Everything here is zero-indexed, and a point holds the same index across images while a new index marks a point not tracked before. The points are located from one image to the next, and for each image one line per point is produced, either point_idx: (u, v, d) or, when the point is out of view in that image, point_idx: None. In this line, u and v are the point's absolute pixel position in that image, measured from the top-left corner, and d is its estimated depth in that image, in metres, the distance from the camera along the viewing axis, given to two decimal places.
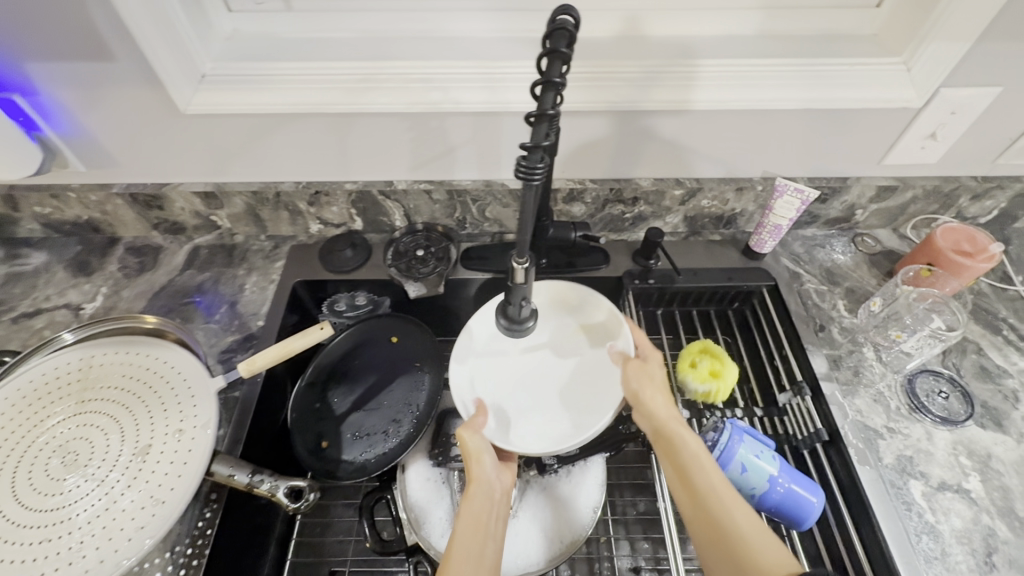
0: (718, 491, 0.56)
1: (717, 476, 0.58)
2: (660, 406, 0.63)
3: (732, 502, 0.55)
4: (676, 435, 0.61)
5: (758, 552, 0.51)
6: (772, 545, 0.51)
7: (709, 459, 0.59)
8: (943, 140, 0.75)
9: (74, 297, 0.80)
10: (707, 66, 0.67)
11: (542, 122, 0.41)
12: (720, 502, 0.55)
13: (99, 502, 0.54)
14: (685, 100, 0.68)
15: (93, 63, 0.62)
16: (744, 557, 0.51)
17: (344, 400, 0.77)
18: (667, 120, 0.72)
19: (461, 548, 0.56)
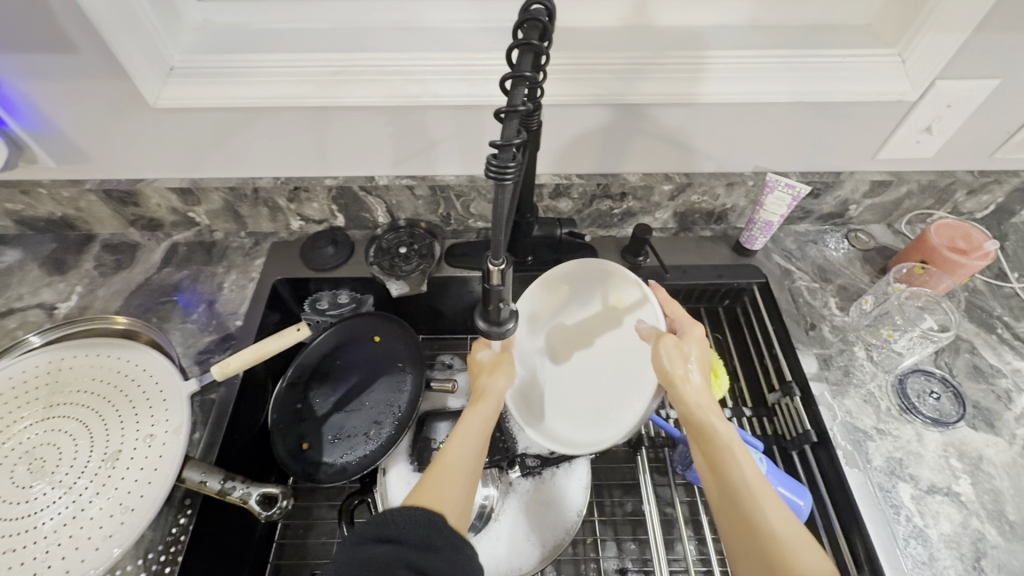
0: (753, 484, 0.52)
1: (753, 469, 0.53)
2: (690, 390, 0.59)
3: (766, 497, 0.51)
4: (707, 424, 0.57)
5: (795, 556, 0.46)
6: (811, 550, 0.46)
7: (744, 452, 0.55)
8: (938, 134, 0.73)
9: (48, 296, 0.78)
10: (719, 57, 0.64)
11: (513, 119, 0.38)
12: (753, 496, 0.51)
13: (67, 510, 0.53)
14: (695, 93, 0.65)
15: (56, 55, 0.60)
16: (780, 559, 0.46)
17: (326, 401, 0.76)
18: (668, 111, 0.69)
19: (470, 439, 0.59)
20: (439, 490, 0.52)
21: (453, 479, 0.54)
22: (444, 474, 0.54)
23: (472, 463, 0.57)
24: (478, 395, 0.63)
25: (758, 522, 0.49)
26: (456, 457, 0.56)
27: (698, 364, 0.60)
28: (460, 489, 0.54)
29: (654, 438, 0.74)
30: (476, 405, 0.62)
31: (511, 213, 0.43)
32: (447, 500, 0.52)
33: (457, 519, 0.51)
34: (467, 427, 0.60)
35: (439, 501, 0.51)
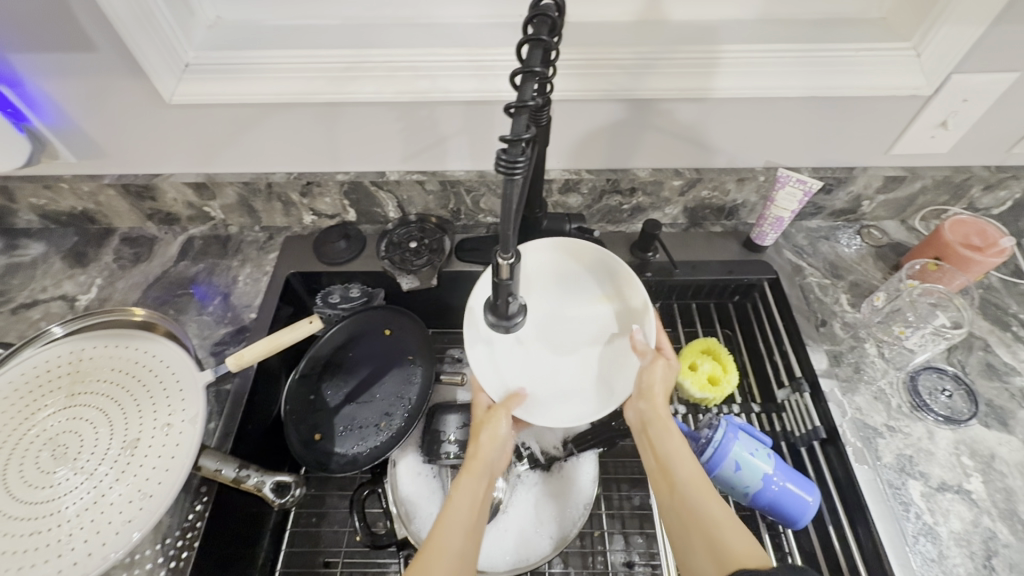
0: (694, 482, 0.57)
1: (698, 470, 0.58)
2: (659, 403, 0.63)
3: (705, 493, 0.55)
4: (663, 429, 0.62)
5: (725, 542, 0.51)
6: (742, 537, 0.51)
7: (690, 453, 0.60)
8: (954, 129, 0.72)
9: (70, 288, 0.80)
10: (737, 51, 0.64)
11: (522, 114, 0.39)
12: (694, 492, 0.56)
13: (88, 496, 0.55)
14: (707, 88, 0.65)
15: (77, 54, 0.61)
16: (713, 546, 0.51)
17: (338, 393, 0.77)
18: (680, 106, 0.69)
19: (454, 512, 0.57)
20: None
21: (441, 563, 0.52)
22: (431, 554, 0.53)
23: (461, 538, 0.55)
24: (467, 467, 0.62)
25: (696, 518, 0.54)
26: (445, 533, 0.55)
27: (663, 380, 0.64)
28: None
29: None
30: (465, 477, 0.61)
31: (520, 208, 0.44)
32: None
33: None
34: (455, 501, 0.59)
35: None
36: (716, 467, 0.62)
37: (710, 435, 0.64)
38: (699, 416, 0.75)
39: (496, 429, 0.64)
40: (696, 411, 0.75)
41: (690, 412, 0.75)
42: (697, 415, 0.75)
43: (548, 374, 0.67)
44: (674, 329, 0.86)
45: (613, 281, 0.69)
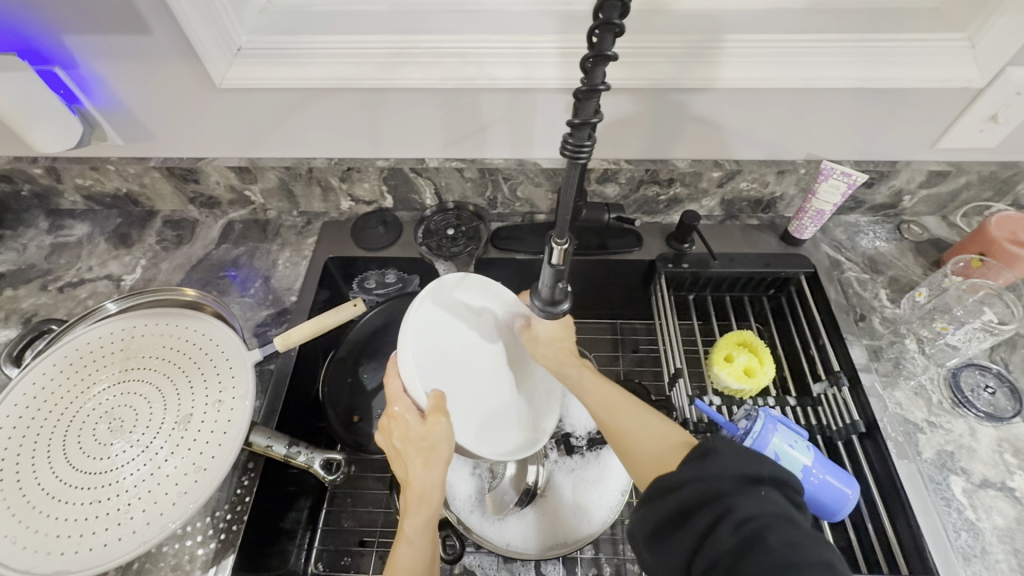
0: (604, 405, 0.60)
1: (605, 388, 0.62)
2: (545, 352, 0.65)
3: (617, 409, 0.59)
4: (563, 373, 0.63)
5: (639, 449, 0.54)
6: (652, 438, 0.54)
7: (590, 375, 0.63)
8: (1004, 123, 0.71)
9: (115, 269, 0.82)
10: (731, 40, 0.63)
11: (592, 99, 0.39)
12: (606, 412, 0.59)
13: (145, 467, 0.56)
14: (708, 78, 0.65)
15: (132, 37, 0.62)
16: (632, 456, 0.55)
17: (375, 376, 0.79)
18: (689, 99, 0.69)
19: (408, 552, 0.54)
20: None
21: None
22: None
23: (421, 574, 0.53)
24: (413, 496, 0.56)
25: (616, 432, 0.57)
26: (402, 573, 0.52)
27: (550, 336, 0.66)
28: None
29: (698, 424, 0.70)
30: (411, 506, 0.56)
31: (571, 203, 0.43)
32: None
33: None
34: (408, 539, 0.54)
35: None
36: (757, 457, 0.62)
37: (747, 426, 0.64)
38: (734, 409, 0.73)
39: (437, 453, 0.55)
40: (731, 403, 0.74)
41: (726, 403, 0.74)
42: (732, 408, 0.73)
43: (457, 382, 0.59)
44: (706, 321, 0.86)
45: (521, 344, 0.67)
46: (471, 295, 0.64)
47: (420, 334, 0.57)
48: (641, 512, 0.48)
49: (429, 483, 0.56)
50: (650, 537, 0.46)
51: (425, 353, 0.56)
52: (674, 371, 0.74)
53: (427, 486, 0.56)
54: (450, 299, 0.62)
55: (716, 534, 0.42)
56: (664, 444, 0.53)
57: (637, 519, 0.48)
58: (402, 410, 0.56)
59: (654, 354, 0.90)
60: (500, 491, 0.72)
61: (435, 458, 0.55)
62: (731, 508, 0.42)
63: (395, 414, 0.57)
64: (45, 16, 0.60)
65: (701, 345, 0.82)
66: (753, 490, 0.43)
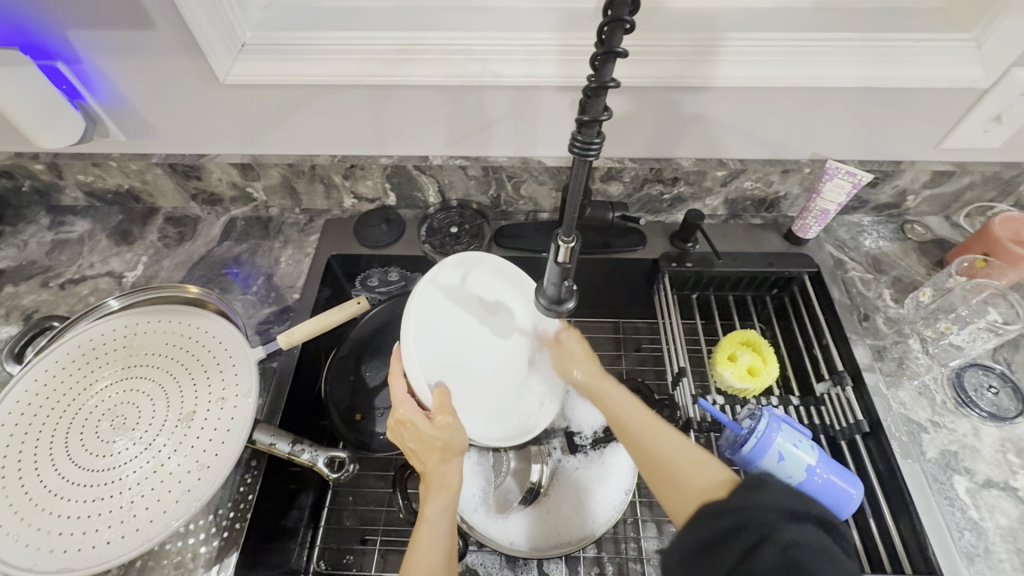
0: (647, 429, 0.60)
1: (646, 415, 0.61)
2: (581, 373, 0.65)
3: (660, 437, 0.58)
4: (601, 391, 0.64)
5: (684, 478, 0.53)
6: (698, 468, 0.54)
7: (631, 402, 0.63)
8: (1009, 123, 0.71)
9: (117, 265, 0.81)
10: (733, 39, 0.63)
11: (601, 95, 0.39)
12: (647, 437, 0.59)
13: (148, 465, 0.56)
14: (708, 77, 0.65)
15: (135, 32, 0.62)
16: (674, 483, 0.53)
17: (377, 374, 0.78)
18: (688, 97, 0.69)
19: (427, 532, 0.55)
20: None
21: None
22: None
23: (443, 553, 0.53)
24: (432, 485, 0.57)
25: (659, 462, 0.56)
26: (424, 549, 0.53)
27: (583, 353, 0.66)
28: None
29: (701, 424, 0.70)
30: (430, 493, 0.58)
31: (576, 198, 0.43)
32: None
33: None
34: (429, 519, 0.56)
35: None
36: (759, 458, 0.61)
37: (752, 425, 0.64)
38: (738, 408, 0.74)
39: (453, 444, 0.56)
40: (734, 403, 0.75)
41: (728, 403, 0.74)
42: (734, 407, 0.74)
43: (460, 368, 0.61)
44: (709, 320, 0.85)
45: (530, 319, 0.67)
46: (476, 277, 0.66)
47: (420, 319, 0.58)
48: (683, 533, 0.46)
49: (450, 471, 0.58)
50: (685, 560, 0.44)
51: (425, 339, 0.58)
52: (677, 370, 0.74)
53: (446, 475, 0.58)
54: (454, 286, 0.64)
55: (759, 552, 0.40)
56: (712, 475, 0.52)
57: (678, 538, 0.46)
58: (406, 411, 0.57)
59: (656, 353, 0.90)
60: (503, 491, 0.71)
61: (452, 450, 0.57)
62: (776, 531, 0.41)
63: (402, 417, 0.57)
64: (48, 11, 0.60)
65: (704, 345, 0.82)
66: (798, 519, 0.43)
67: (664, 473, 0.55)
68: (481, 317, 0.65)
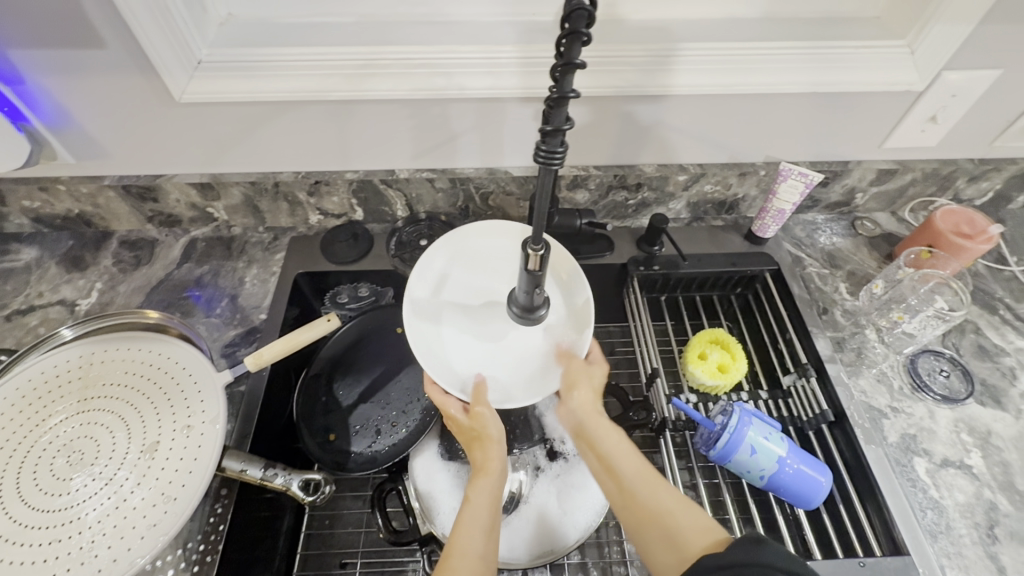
0: (644, 477, 0.56)
1: (641, 460, 0.58)
2: (577, 399, 0.59)
3: (656, 487, 0.55)
4: (594, 428, 0.60)
5: (687, 537, 0.51)
6: (699, 527, 0.51)
7: (628, 446, 0.59)
8: (943, 123, 0.76)
9: (69, 293, 0.77)
10: (689, 49, 0.65)
11: (563, 105, 0.40)
12: (642, 487, 0.55)
13: (109, 501, 0.53)
14: (667, 85, 0.67)
15: (85, 51, 0.60)
16: (675, 542, 0.51)
17: (350, 393, 0.76)
18: (646, 106, 0.72)
19: (467, 517, 0.55)
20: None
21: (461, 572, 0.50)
22: (451, 560, 0.51)
23: (481, 540, 0.53)
24: (480, 468, 0.59)
25: (656, 515, 0.53)
26: (464, 535, 0.53)
27: (598, 382, 0.61)
28: None
29: (676, 423, 0.71)
30: (479, 478, 0.58)
31: (542, 203, 0.44)
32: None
33: None
34: (472, 503, 0.56)
35: None
36: (734, 451, 0.63)
37: (723, 421, 0.65)
38: (711, 405, 0.76)
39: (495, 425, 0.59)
40: (707, 400, 0.76)
41: (701, 401, 0.76)
42: (708, 404, 0.76)
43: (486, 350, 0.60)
44: (678, 322, 0.87)
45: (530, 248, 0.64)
46: (454, 260, 0.65)
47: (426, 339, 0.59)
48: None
49: (492, 455, 0.59)
50: None
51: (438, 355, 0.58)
52: (651, 371, 0.75)
53: (490, 459, 0.59)
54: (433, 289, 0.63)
55: None
56: (708, 530, 0.51)
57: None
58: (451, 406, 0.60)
59: (629, 356, 0.91)
60: None
61: (489, 438, 0.59)
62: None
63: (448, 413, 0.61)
64: None
65: (675, 346, 0.83)
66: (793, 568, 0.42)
67: (657, 527, 0.52)
68: (477, 291, 0.63)
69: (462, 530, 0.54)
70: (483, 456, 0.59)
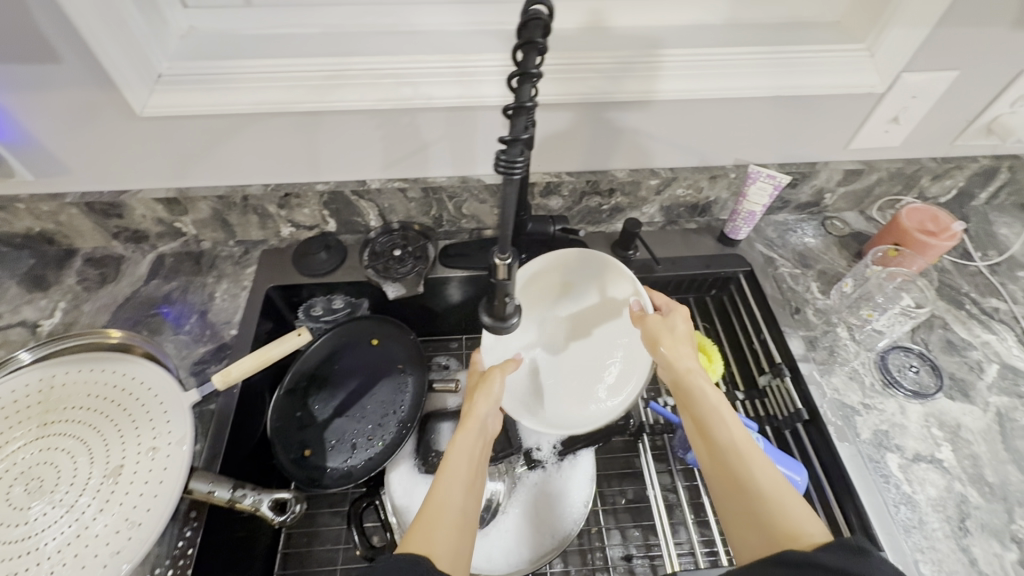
0: (742, 447, 0.55)
1: (741, 429, 0.56)
2: (674, 356, 0.63)
3: (753, 457, 0.54)
4: (689, 387, 0.61)
5: (783, 515, 0.48)
6: (799, 509, 0.49)
7: (730, 413, 0.58)
8: (905, 123, 0.78)
9: (30, 314, 0.75)
10: (678, 56, 0.67)
11: (521, 114, 0.41)
12: (738, 452, 0.54)
13: (70, 529, 0.52)
14: (650, 91, 0.68)
15: (42, 66, 0.59)
16: (766, 517, 0.49)
17: (325, 407, 0.75)
18: (629, 113, 0.72)
19: (454, 470, 0.58)
20: (431, 525, 0.51)
21: (440, 520, 0.52)
22: (433, 510, 0.53)
23: (463, 494, 0.56)
24: (461, 424, 0.63)
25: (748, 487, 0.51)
26: (449, 486, 0.56)
27: (684, 334, 0.65)
28: (453, 527, 0.52)
29: (654, 426, 0.75)
30: (460, 434, 0.62)
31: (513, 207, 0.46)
32: (439, 540, 0.50)
33: (449, 564, 0.49)
34: (454, 455, 0.60)
35: (430, 545, 0.49)
36: None
37: None
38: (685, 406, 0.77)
39: (489, 390, 0.66)
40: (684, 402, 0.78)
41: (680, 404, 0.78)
42: None
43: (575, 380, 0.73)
44: None
45: (560, 270, 0.74)
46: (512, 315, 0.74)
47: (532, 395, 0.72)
48: None
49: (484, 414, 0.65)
50: None
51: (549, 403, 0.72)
52: None
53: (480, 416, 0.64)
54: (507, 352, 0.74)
55: None
56: (804, 515, 0.48)
57: None
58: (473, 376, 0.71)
59: None
60: None
61: (489, 397, 0.66)
62: None
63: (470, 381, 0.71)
64: None
65: None
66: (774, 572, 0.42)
67: (745, 500, 0.51)
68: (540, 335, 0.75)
69: (449, 479, 0.57)
70: (473, 409, 0.65)
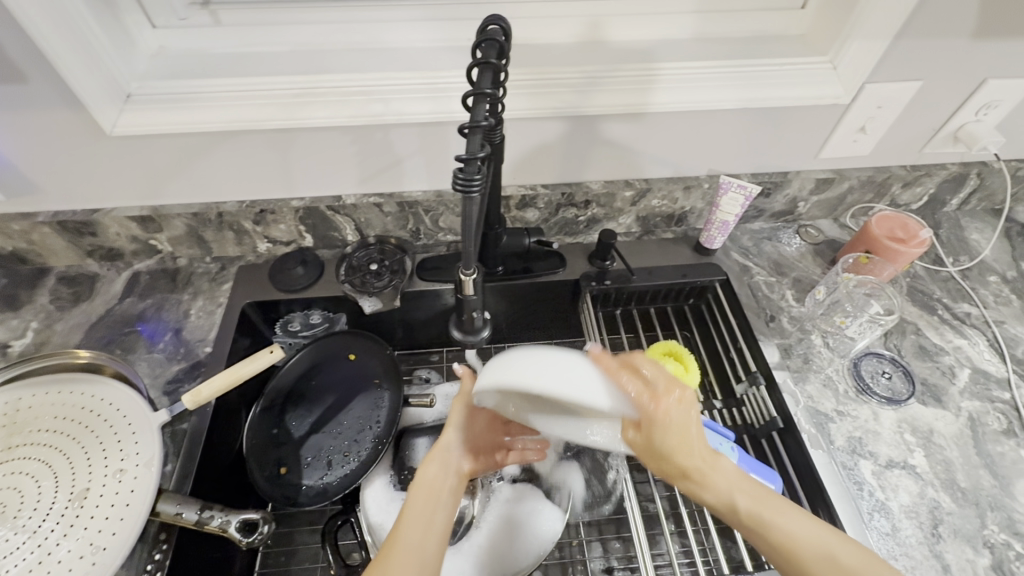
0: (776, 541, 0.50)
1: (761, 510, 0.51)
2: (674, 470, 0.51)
3: (794, 544, 0.49)
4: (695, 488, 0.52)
5: None
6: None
7: (740, 494, 0.52)
8: (872, 133, 0.79)
9: (1, 334, 0.74)
10: (674, 69, 0.68)
11: (477, 133, 0.42)
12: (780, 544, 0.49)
13: (32, 555, 0.51)
14: (640, 104, 0.69)
15: (9, 87, 0.59)
16: None
17: (302, 423, 0.75)
18: (618, 124, 0.73)
19: (414, 506, 0.55)
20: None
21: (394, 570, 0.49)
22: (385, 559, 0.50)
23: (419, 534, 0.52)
24: (425, 458, 0.59)
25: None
26: (404, 528, 0.53)
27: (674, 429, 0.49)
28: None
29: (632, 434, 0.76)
30: (423, 469, 0.58)
31: (480, 214, 0.48)
32: None
33: None
34: (416, 490, 0.56)
35: None
36: None
37: None
38: None
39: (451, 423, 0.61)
40: None
41: None
42: None
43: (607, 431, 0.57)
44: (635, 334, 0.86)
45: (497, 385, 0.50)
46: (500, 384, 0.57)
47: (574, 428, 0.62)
48: None
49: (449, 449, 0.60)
50: None
51: None
52: None
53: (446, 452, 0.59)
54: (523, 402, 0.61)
55: None
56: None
57: None
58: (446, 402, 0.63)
59: None
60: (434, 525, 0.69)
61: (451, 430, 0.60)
62: None
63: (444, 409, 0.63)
64: None
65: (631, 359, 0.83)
66: None
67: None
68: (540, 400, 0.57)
69: (410, 525, 0.53)
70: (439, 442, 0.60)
